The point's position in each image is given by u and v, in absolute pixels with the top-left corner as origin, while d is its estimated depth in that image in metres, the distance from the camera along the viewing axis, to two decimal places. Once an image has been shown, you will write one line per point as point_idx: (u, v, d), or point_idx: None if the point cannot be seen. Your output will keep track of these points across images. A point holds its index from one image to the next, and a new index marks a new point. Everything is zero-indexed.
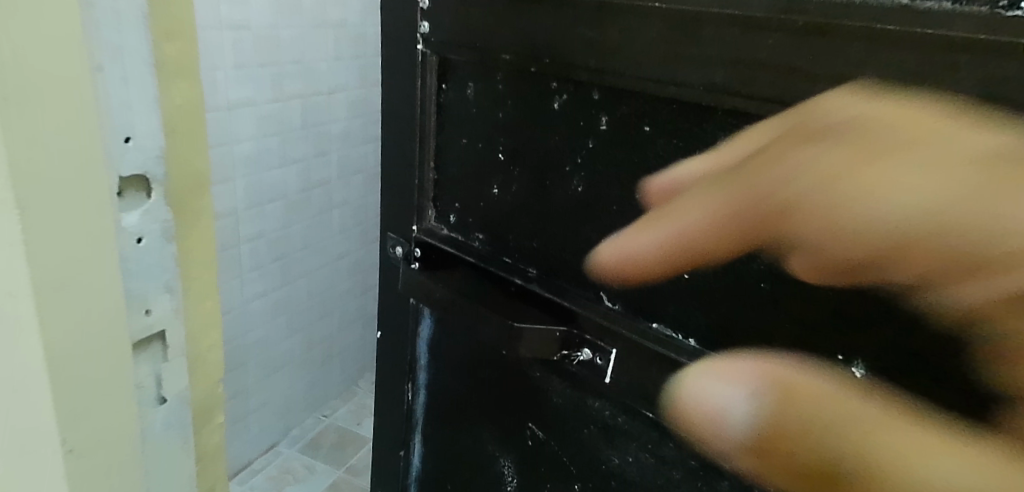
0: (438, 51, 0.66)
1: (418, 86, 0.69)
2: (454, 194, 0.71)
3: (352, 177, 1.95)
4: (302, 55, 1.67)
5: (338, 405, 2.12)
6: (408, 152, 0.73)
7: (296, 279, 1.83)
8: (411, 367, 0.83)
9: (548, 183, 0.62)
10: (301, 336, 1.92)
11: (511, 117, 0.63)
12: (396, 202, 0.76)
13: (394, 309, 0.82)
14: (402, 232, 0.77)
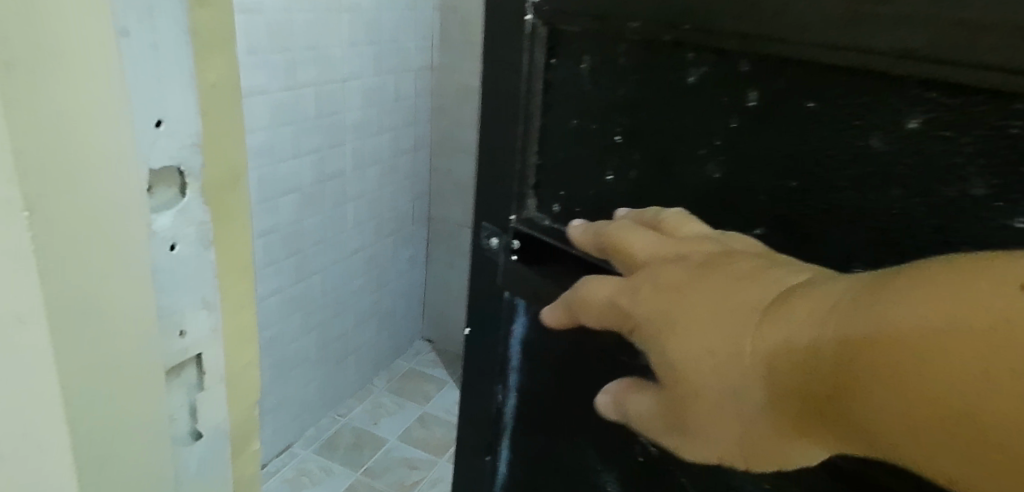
0: (548, 17, 0.59)
1: (525, 60, 0.62)
2: (559, 180, 0.64)
3: (366, 169, 1.89)
4: (317, 40, 1.59)
5: (354, 404, 2.06)
6: (507, 134, 0.66)
7: (310, 274, 1.76)
8: (501, 368, 0.76)
9: (676, 168, 0.54)
10: (316, 334, 1.85)
11: (631, 95, 0.56)
12: (491, 190, 0.70)
13: (485, 303, 0.75)
14: (498, 223, 0.70)
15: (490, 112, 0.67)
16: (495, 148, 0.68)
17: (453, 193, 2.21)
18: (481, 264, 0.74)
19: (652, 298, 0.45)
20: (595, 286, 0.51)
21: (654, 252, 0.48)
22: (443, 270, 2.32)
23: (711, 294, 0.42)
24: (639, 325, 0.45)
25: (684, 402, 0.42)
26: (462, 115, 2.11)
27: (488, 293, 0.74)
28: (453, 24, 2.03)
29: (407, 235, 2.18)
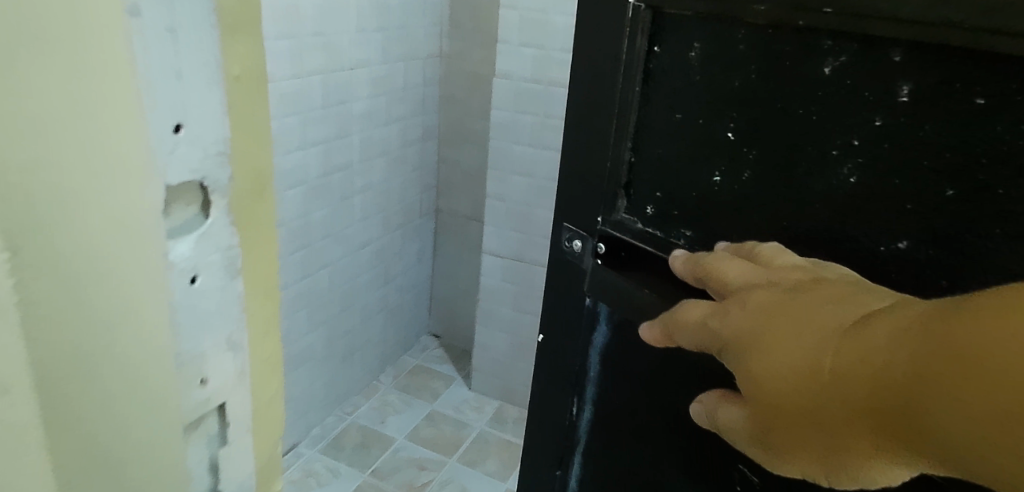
0: (651, 1, 0.62)
1: (625, 47, 0.66)
2: (654, 182, 0.67)
3: (375, 160, 1.83)
4: (324, 26, 1.52)
5: (361, 402, 2.00)
6: (602, 130, 0.70)
7: (317, 270, 1.70)
8: (579, 380, 0.83)
9: (802, 167, 0.55)
10: (323, 330, 1.79)
11: (752, 84, 0.56)
12: (577, 192, 0.75)
13: (565, 311, 0.82)
14: (581, 224, 0.76)
15: (578, 113, 0.72)
16: (587, 148, 0.73)
17: (462, 185, 2.15)
18: (563, 265, 0.80)
19: (739, 317, 0.48)
20: (693, 305, 0.54)
21: (751, 280, 0.51)
22: (451, 264, 2.27)
23: (799, 311, 0.45)
24: (730, 342, 0.48)
25: (771, 411, 0.44)
26: (473, 105, 2.04)
27: (569, 297, 0.80)
28: (463, 10, 1.95)
29: (414, 228, 2.12)
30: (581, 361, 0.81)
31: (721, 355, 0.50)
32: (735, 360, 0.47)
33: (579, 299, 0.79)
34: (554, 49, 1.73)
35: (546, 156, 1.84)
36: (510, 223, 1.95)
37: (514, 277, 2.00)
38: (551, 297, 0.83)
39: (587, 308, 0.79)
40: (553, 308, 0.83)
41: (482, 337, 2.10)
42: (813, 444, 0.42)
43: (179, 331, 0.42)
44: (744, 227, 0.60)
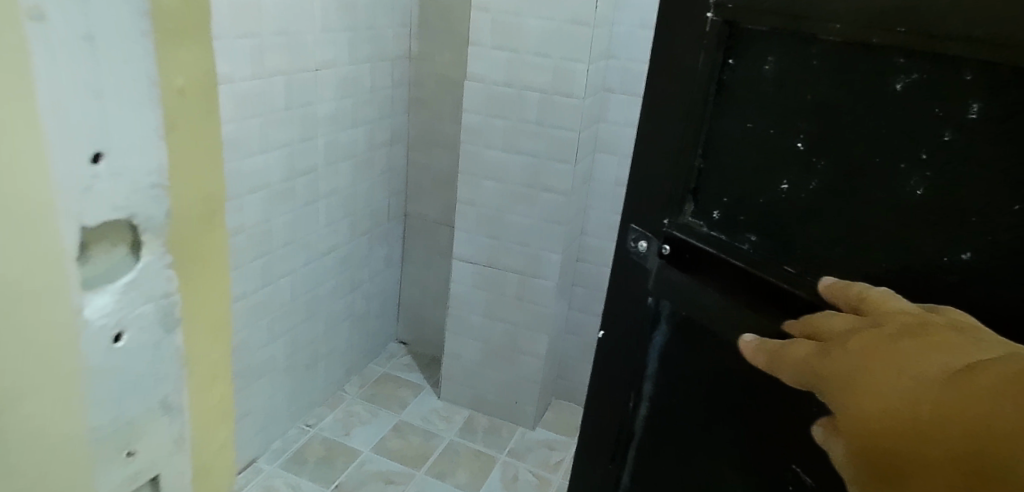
0: (728, 12, 0.71)
1: (703, 55, 0.75)
2: (723, 189, 0.76)
3: (340, 164, 1.78)
4: (287, 25, 1.47)
5: (324, 413, 1.94)
6: (680, 132, 0.79)
7: (279, 278, 1.64)
8: (639, 378, 0.91)
9: (871, 178, 0.61)
10: (285, 340, 1.72)
11: (824, 94, 0.64)
12: (649, 193, 0.85)
13: (628, 311, 0.91)
14: (648, 227, 0.86)
15: (652, 120, 0.83)
16: (659, 151, 0.83)
17: (432, 190, 2.10)
18: (626, 264, 0.90)
19: (844, 358, 0.54)
20: (794, 341, 0.62)
21: (846, 319, 0.58)
22: (419, 270, 2.22)
23: (903, 353, 0.50)
24: (832, 374, 0.55)
25: (862, 440, 0.50)
26: (443, 108, 2.00)
27: (628, 297, 0.90)
28: (433, 12, 1.91)
29: (381, 233, 2.07)
30: (642, 361, 0.90)
31: (820, 385, 0.57)
32: (837, 390, 0.54)
33: (640, 300, 0.89)
34: (526, 53, 1.70)
35: (517, 161, 1.81)
36: (480, 229, 1.91)
37: (485, 284, 1.96)
38: (614, 298, 0.93)
39: (648, 312, 0.88)
40: (617, 306, 0.93)
41: (452, 344, 2.06)
42: (895, 472, 0.48)
43: (108, 389, 0.38)
44: (809, 233, 0.67)
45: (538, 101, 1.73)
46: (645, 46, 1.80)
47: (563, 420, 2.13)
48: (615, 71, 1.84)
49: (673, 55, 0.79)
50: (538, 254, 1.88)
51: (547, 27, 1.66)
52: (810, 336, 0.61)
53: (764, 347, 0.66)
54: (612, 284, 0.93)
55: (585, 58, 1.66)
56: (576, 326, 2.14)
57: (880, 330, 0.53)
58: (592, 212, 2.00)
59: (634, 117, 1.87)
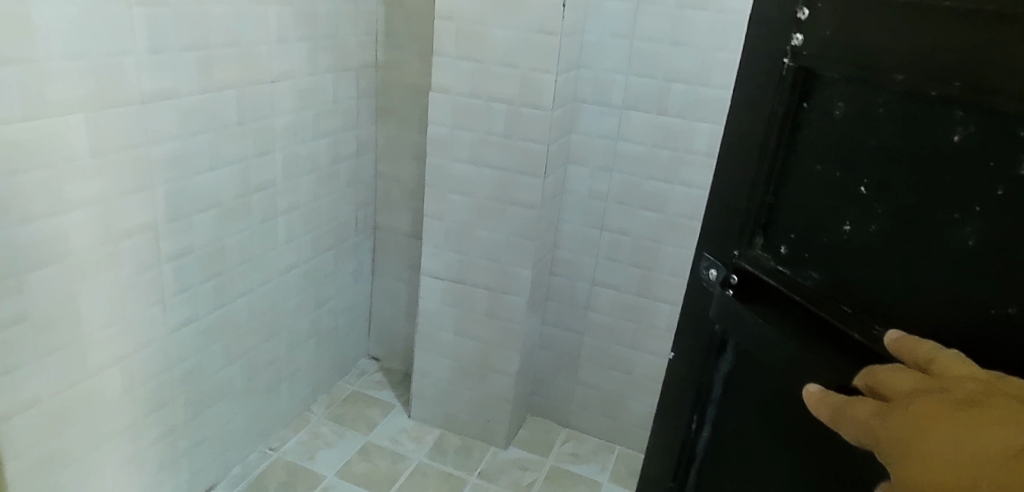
0: (804, 58, 0.78)
1: (782, 98, 0.83)
2: (790, 226, 0.84)
3: (300, 179, 1.71)
4: (237, 35, 1.40)
5: (288, 436, 1.87)
6: (756, 170, 0.88)
7: (233, 298, 1.57)
8: (703, 400, 1.01)
9: (927, 223, 0.67)
10: (243, 362, 1.66)
11: (885, 142, 0.70)
12: (726, 224, 0.94)
13: (700, 333, 1.00)
14: (721, 257, 0.95)
15: (731, 159, 0.92)
16: (737, 188, 0.91)
17: (403, 202, 2.04)
18: (701, 289, 1.00)
19: (905, 418, 0.60)
20: (858, 400, 0.67)
21: (910, 381, 0.62)
22: (390, 284, 2.15)
23: (962, 422, 0.56)
24: (893, 435, 0.61)
25: None
26: (410, 118, 1.94)
27: (701, 320, 1.00)
28: (400, 19, 1.85)
29: (348, 247, 2.01)
30: (709, 383, 1.00)
31: (880, 442, 0.62)
32: (897, 450, 0.60)
33: (710, 323, 0.97)
34: (493, 63, 1.64)
35: (485, 174, 1.75)
36: (449, 244, 1.85)
37: (454, 300, 1.90)
38: (692, 323, 1.02)
39: (715, 336, 0.97)
40: (692, 327, 1.02)
41: (422, 362, 2.00)
42: None
43: None
44: (860, 272, 0.74)
45: (506, 113, 1.67)
46: (616, 55, 1.74)
47: (537, 438, 2.09)
48: (586, 81, 1.79)
49: (755, 101, 0.87)
50: (509, 270, 1.82)
51: (513, 36, 1.60)
52: (873, 394, 0.66)
53: (828, 399, 0.71)
54: (688, 306, 1.03)
55: (552, 69, 1.60)
56: (550, 342, 2.09)
57: (940, 398, 0.59)
58: (564, 225, 1.94)
59: (606, 128, 1.81)
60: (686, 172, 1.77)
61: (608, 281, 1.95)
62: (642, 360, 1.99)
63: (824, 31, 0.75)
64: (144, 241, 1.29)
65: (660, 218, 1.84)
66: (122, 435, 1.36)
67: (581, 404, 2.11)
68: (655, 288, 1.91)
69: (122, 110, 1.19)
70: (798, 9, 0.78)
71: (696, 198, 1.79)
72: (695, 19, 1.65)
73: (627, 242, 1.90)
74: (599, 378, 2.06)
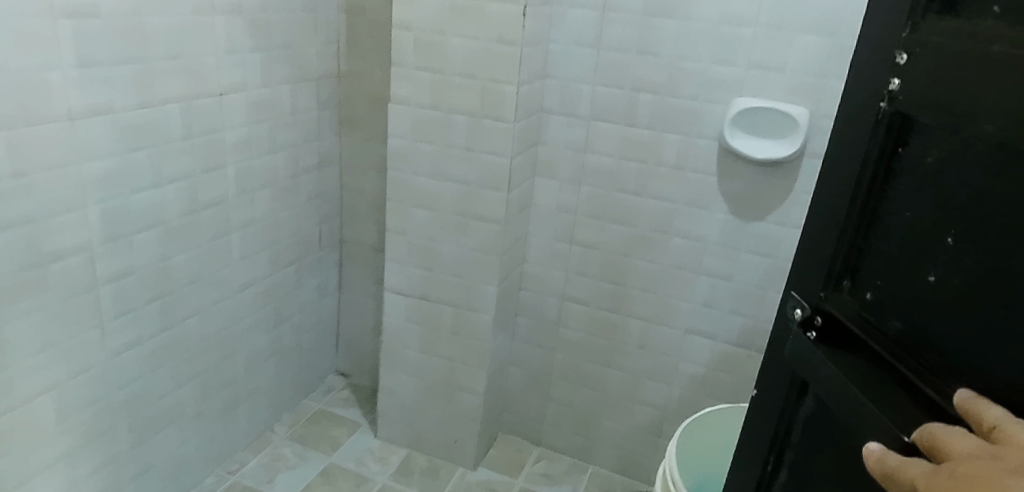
0: (902, 103, 0.65)
1: (876, 121, 0.69)
2: (879, 271, 0.70)
3: (257, 194, 1.65)
4: (180, 48, 1.34)
5: (247, 458, 1.82)
6: (843, 200, 0.73)
7: (183, 319, 1.50)
8: (773, 445, 0.84)
9: (1010, 292, 0.55)
10: (196, 385, 1.59)
11: (978, 188, 0.58)
12: (807, 260, 0.79)
13: (776, 377, 0.83)
14: (805, 293, 0.79)
15: (823, 184, 0.77)
16: (824, 216, 0.76)
17: (368, 215, 1.98)
18: (780, 329, 0.83)
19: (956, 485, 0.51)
20: (909, 461, 0.57)
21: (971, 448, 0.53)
22: (357, 299, 2.10)
23: None
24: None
25: None
26: (374, 129, 1.88)
27: (775, 362, 0.83)
28: (361, 28, 1.79)
29: (312, 261, 1.94)
30: (785, 426, 0.81)
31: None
32: None
33: (786, 368, 0.81)
34: (452, 74, 1.58)
35: (447, 188, 1.69)
36: (412, 259, 1.79)
37: (419, 317, 1.84)
38: (770, 359, 0.85)
39: (790, 383, 0.80)
40: (767, 369, 0.85)
41: (387, 380, 1.94)
42: None
43: None
44: (943, 338, 0.62)
45: (467, 124, 1.62)
46: (583, 65, 1.69)
47: (506, 458, 2.04)
48: (552, 91, 1.73)
49: (853, 122, 0.72)
50: (473, 287, 1.76)
51: (473, 46, 1.54)
52: (926, 454, 0.56)
53: (879, 454, 0.60)
54: (769, 343, 0.86)
55: (514, 79, 1.54)
56: (520, 359, 2.03)
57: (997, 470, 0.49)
58: (533, 239, 1.89)
59: (574, 140, 1.76)
60: (655, 184, 1.72)
61: (578, 296, 1.89)
62: (615, 378, 1.93)
63: (930, 61, 0.62)
64: (76, 263, 1.23)
65: (630, 232, 1.78)
66: (56, 465, 1.30)
67: (554, 422, 2.06)
68: (627, 303, 1.85)
69: (50, 127, 1.14)
70: (897, 53, 0.66)
71: (666, 211, 1.73)
72: (663, 28, 1.59)
73: (597, 256, 1.84)
74: (571, 396, 2.01)
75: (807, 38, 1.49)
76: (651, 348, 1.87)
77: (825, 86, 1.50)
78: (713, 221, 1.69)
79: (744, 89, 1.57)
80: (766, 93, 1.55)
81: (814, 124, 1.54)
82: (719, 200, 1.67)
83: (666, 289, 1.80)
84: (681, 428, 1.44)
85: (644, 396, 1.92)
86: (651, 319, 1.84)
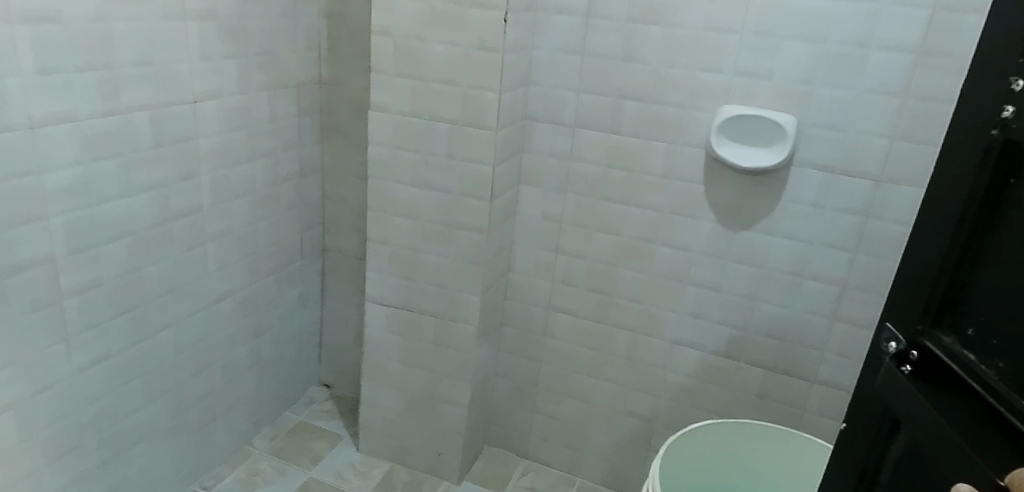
0: (1015, 132, 0.63)
1: (987, 151, 0.67)
2: (983, 307, 0.67)
3: (234, 202, 1.61)
4: (150, 54, 1.31)
5: (224, 473, 1.78)
6: (948, 232, 0.71)
7: (155, 332, 1.47)
8: (861, 480, 0.82)
9: None
10: (170, 399, 1.55)
11: None
12: (904, 291, 0.77)
13: (868, 411, 0.81)
14: (903, 325, 0.76)
15: (926, 214, 0.75)
16: (925, 247, 0.74)
17: (351, 223, 1.94)
18: (874, 361, 0.81)
19: None
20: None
21: None
22: (340, 309, 2.06)
23: None
24: None
25: None
26: (357, 136, 1.84)
27: (867, 395, 0.81)
28: (343, 34, 1.76)
29: (293, 271, 1.90)
30: (876, 462, 0.79)
31: None
32: None
33: (879, 403, 0.78)
34: (434, 81, 1.55)
35: (430, 197, 1.66)
36: (393, 269, 1.75)
37: (401, 329, 1.80)
38: (860, 391, 0.82)
39: (884, 416, 0.78)
40: (857, 402, 0.83)
41: (370, 392, 1.90)
42: None
43: None
44: None
45: (448, 131, 1.58)
46: (567, 72, 1.65)
47: (491, 471, 2.00)
48: (537, 98, 1.70)
49: (962, 152, 0.70)
50: (456, 297, 1.72)
51: (454, 52, 1.51)
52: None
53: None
54: (861, 374, 0.83)
55: (496, 86, 1.51)
56: (507, 370, 2.00)
57: None
58: (519, 248, 1.85)
59: (559, 147, 1.72)
60: (642, 193, 1.68)
61: (565, 306, 1.86)
62: (603, 389, 1.90)
63: None
64: (38, 276, 1.19)
65: (616, 241, 1.75)
66: (19, 485, 1.26)
67: (541, 435, 2.02)
68: (614, 314, 1.81)
69: (9, 136, 1.10)
70: (1013, 79, 0.64)
71: (652, 220, 1.70)
72: (649, 34, 1.56)
73: (584, 266, 1.80)
74: (558, 408, 1.97)
75: (794, 45, 1.46)
76: (639, 359, 1.83)
77: (811, 94, 1.47)
78: (699, 230, 1.66)
79: (730, 97, 1.54)
80: (753, 100, 1.52)
81: (802, 132, 1.51)
82: (705, 209, 1.64)
83: (653, 299, 1.76)
84: (667, 441, 1.39)
85: (633, 408, 1.88)
86: (639, 329, 1.80)
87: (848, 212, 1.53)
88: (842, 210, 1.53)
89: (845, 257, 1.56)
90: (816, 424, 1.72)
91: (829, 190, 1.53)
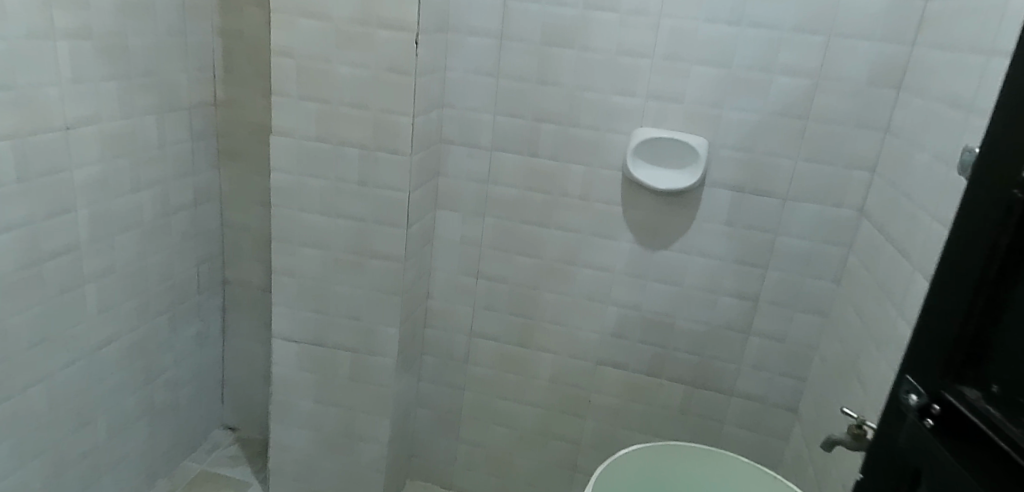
0: None
1: (1006, 207, 0.66)
2: (1004, 363, 0.66)
3: (118, 237, 1.46)
4: (10, 79, 1.16)
5: None
6: (969, 286, 0.70)
7: (25, 388, 1.30)
8: None
9: None
10: (44, 461, 1.38)
11: None
12: (924, 343, 0.76)
13: (890, 465, 0.79)
14: (925, 379, 0.75)
15: (947, 268, 0.74)
16: (945, 300, 0.73)
17: (255, 253, 1.81)
18: (896, 413, 0.79)
19: None
20: None
21: None
22: (245, 345, 1.91)
23: None
24: None
25: None
26: (259, 160, 1.72)
27: (891, 449, 0.79)
28: (241, 53, 1.64)
29: (189, 308, 1.75)
30: None
31: None
32: None
33: (903, 458, 0.77)
34: (341, 105, 1.47)
35: (340, 226, 1.56)
36: (303, 303, 1.64)
37: (313, 365, 1.69)
38: (881, 443, 0.81)
39: (908, 471, 0.76)
40: (880, 455, 0.81)
41: (279, 434, 1.77)
42: None
43: None
44: None
45: (359, 157, 1.50)
46: (481, 93, 1.61)
47: None
48: (452, 120, 1.64)
49: (982, 207, 0.69)
50: (372, 330, 1.63)
51: (363, 75, 1.44)
52: None
53: None
54: (882, 426, 0.82)
55: (409, 109, 1.44)
56: (428, 401, 1.91)
57: None
58: (438, 274, 1.78)
59: (476, 170, 1.67)
60: (560, 215, 1.65)
61: (487, 332, 1.80)
62: (527, 415, 1.85)
63: None
64: None
65: (538, 264, 1.71)
66: None
67: (467, 465, 1.95)
68: (537, 338, 1.78)
69: None
70: None
71: (573, 243, 1.67)
72: (563, 56, 1.54)
73: (506, 290, 1.75)
74: (484, 436, 1.91)
75: (703, 69, 1.47)
76: (563, 382, 1.80)
77: (722, 116, 1.49)
78: (619, 251, 1.65)
79: (644, 119, 1.54)
80: (667, 122, 1.53)
81: (714, 154, 1.52)
82: (625, 228, 1.63)
83: (576, 322, 1.74)
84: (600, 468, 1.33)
85: (558, 432, 1.85)
86: (562, 352, 1.77)
87: (760, 231, 1.56)
88: (755, 229, 1.56)
89: (759, 275, 1.59)
90: (736, 437, 1.74)
91: (742, 209, 1.55)
